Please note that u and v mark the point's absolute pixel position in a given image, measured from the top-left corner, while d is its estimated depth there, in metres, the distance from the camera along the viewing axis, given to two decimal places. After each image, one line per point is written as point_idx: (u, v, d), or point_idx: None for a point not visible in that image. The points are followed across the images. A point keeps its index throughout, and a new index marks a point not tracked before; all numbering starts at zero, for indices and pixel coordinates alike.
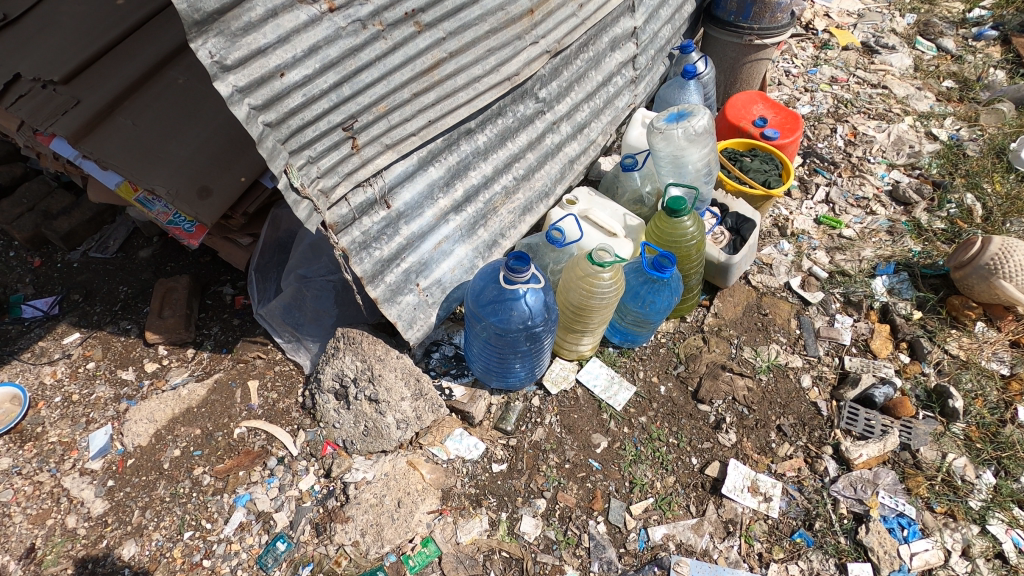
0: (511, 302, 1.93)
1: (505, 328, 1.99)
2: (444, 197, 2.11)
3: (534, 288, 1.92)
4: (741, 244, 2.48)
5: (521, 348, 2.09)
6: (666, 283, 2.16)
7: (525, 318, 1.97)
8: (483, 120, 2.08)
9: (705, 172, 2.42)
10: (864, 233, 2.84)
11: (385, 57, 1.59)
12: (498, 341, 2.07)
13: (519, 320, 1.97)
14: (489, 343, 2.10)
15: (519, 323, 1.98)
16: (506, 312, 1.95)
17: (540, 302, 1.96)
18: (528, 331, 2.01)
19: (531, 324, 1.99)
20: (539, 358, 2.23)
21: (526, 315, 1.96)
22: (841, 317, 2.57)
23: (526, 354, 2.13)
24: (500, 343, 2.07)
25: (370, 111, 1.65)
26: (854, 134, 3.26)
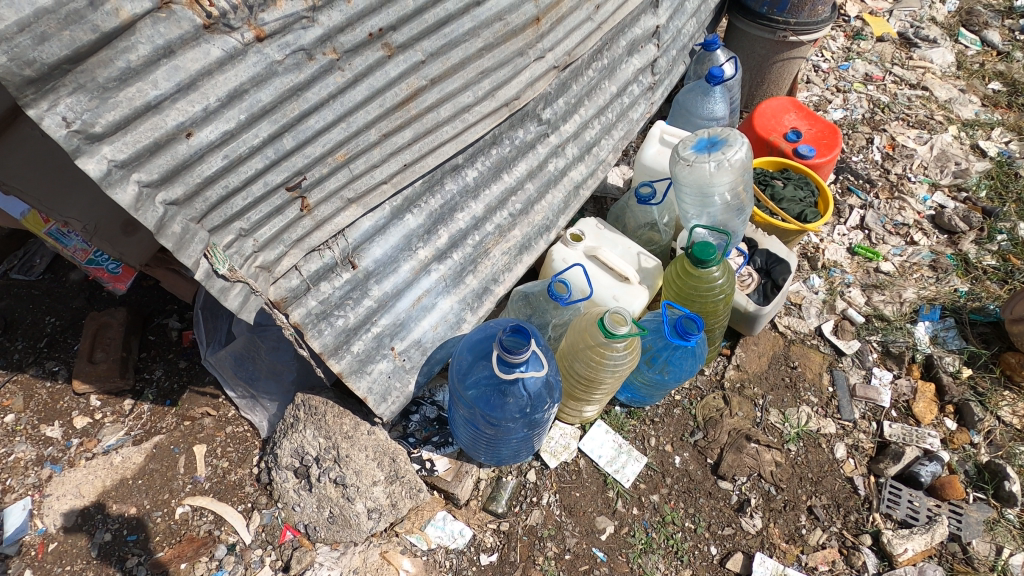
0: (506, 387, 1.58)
1: (498, 415, 1.63)
2: (425, 246, 1.72)
3: (535, 372, 1.57)
4: (772, 291, 2.13)
5: (516, 435, 1.74)
6: (690, 351, 1.81)
7: (523, 406, 1.62)
8: (473, 152, 1.67)
9: (737, 207, 2.02)
10: (905, 268, 2.50)
11: (342, 94, 1.18)
12: (488, 427, 1.72)
13: (516, 407, 1.62)
14: (477, 427, 1.75)
15: (515, 411, 1.62)
16: (500, 398, 1.60)
17: (540, 387, 1.61)
18: (526, 419, 1.66)
19: (529, 411, 1.64)
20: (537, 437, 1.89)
21: (524, 403, 1.61)
22: (879, 372, 2.25)
23: (521, 440, 1.78)
24: (491, 429, 1.72)
25: (324, 162, 1.25)
26: (892, 146, 2.88)
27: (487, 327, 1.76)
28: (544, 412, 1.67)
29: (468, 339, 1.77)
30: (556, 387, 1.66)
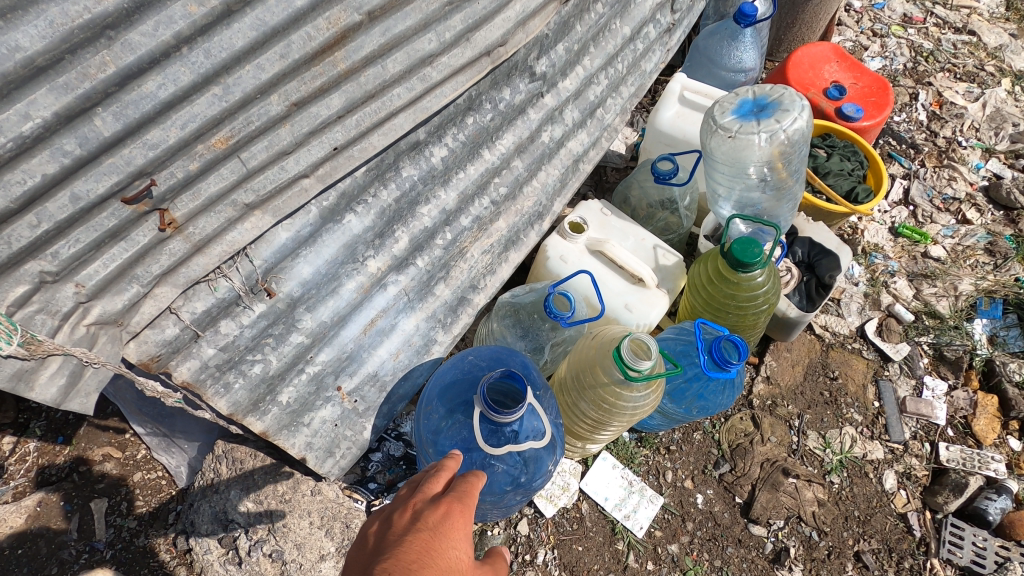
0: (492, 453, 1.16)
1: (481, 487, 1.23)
2: (377, 255, 1.25)
3: (530, 434, 1.15)
4: (819, 291, 1.72)
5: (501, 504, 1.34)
6: (726, 382, 1.41)
7: (513, 474, 1.21)
8: (441, 123, 1.19)
9: (782, 191, 1.58)
10: (958, 253, 2.12)
11: (204, 36, 0.73)
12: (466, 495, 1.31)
13: (505, 477, 1.21)
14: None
15: (504, 481, 1.22)
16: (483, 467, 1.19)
17: (539, 451, 1.20)
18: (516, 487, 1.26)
19: (523, 479, 1.23)
20: None
21: (516, 470, 1.21)
22: (932, 382, 1.90)
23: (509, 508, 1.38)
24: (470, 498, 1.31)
25: (194, 152, 0.78)
26: (939, 103, 2.44)
27: (462, 363, 1.33)
28: (541, 478, 1.28)
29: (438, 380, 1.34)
30: (557, 447, 1.25)
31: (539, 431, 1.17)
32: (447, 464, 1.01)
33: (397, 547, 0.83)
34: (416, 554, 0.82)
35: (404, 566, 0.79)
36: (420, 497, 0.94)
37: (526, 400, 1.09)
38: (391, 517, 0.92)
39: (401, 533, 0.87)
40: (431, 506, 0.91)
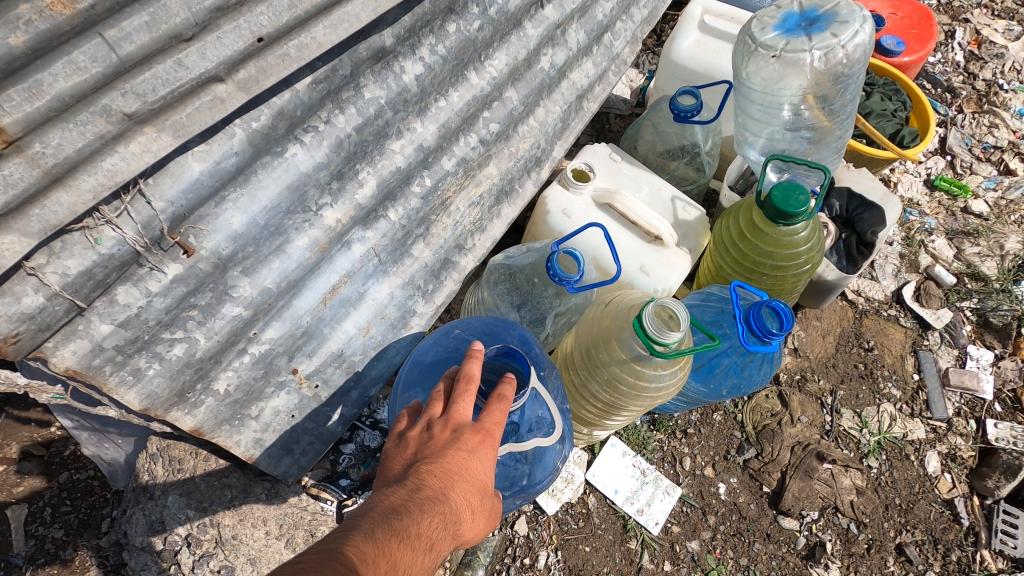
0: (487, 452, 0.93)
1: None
2: (336, 204, 0.97)
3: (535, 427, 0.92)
4: (862, 249, 1.48)
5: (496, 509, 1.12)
6: (764, 358, 1.18)
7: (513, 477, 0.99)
8: (413, 26, 0.91)
9: (827, 129, 1.32)
10: (1001, 208, 1.89)
11: None
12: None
13: (503, 479, 0.99)
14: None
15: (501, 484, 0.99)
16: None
17: (546, 447, 0.97)
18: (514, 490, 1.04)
19: (524, 482, 1.01)
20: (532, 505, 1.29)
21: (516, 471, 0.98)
22: (977, 351, 1.69)
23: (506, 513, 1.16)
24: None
25: (15, 17, 0.53)
26: (977, 42, 2.19)
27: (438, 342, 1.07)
28: (546, 479, 1.05)
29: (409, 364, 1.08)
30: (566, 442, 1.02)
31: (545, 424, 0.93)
32: (477, 369, 0.80)
33: (428, 454, 0.75)
34: (453, 466, 0.74)
35: (441, 482, 0.73)
36: (454, 410, 0.78)
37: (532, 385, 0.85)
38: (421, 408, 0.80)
39: (439, 448, 0.75)
40: (470, 427, 0.76)
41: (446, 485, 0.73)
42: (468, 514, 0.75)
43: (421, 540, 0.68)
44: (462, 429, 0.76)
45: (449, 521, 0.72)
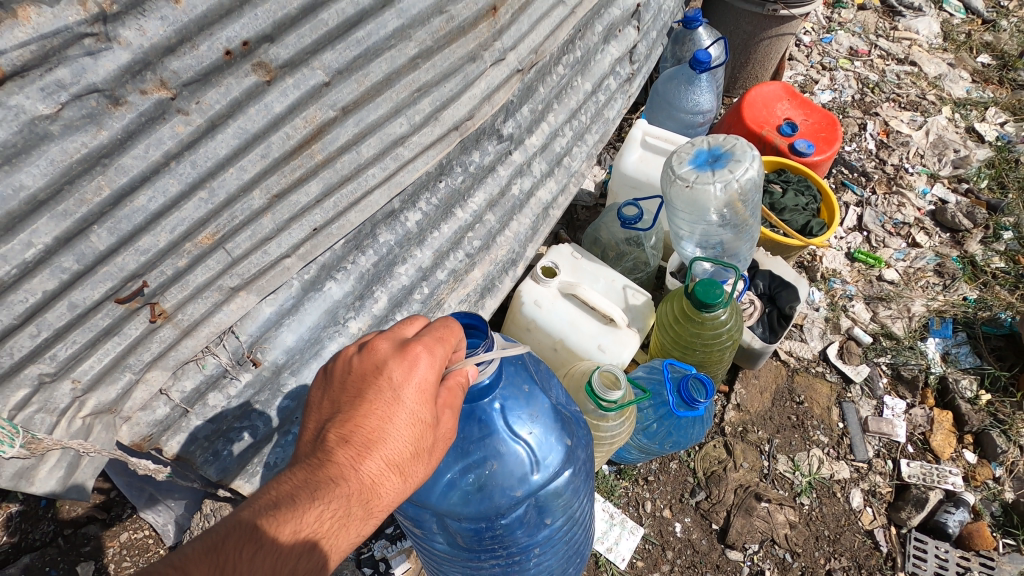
0: (483, 442, 1.04)
1: (488, 505, 1.08)
2: (358, 317, 1.29)
3: (514, 397, 1.06)
4: (780, 322, 1.81)
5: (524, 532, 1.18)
6: (696, 418, 1.48)
7: (522, 471, 1.07)
8: (414, 191, 1.25)
9: (740, 232, 1.68)
10: (909, 276, 2.24)
11: (191, 150, 0.76)
12: (477, 534, 1.14)
13: (511, 478, 1.07)
14: (457, 542, 1.17)
15: (513, 483, 1.07)
16: (481, 470, 1.05)
17: (540, 422, 1.08)
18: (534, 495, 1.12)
19: (534, 475, 1.08)
20: (570, 542, 1.33)
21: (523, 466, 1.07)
22: (891, 401, 2.00)
23: (539, 536, 1.21)
24: (480, 534, 1.14)
25: (181, 250, 0.82)
26: (885, 133, 2.60)
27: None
28: (560, 471, 1.13)
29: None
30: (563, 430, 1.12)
31: (526, 397, 1.07)
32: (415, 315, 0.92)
33: (350, 417, 0.82)
34: (371, 437, 0.80)
35: (355, 458, 0.79)
36: (380, 343, 0.86)
37: (488, 349, 0.93)
38: (354, 356, 0.87)
39: (357, 398, 0.83)
40: (387, 364, 0.83)
41: (361, 456, 0.80)
42: (384, 488, 0.81)
43: (303, 537, 0.74)
44: (391, 387, 0.82)
45: (358, 499, 0.79)
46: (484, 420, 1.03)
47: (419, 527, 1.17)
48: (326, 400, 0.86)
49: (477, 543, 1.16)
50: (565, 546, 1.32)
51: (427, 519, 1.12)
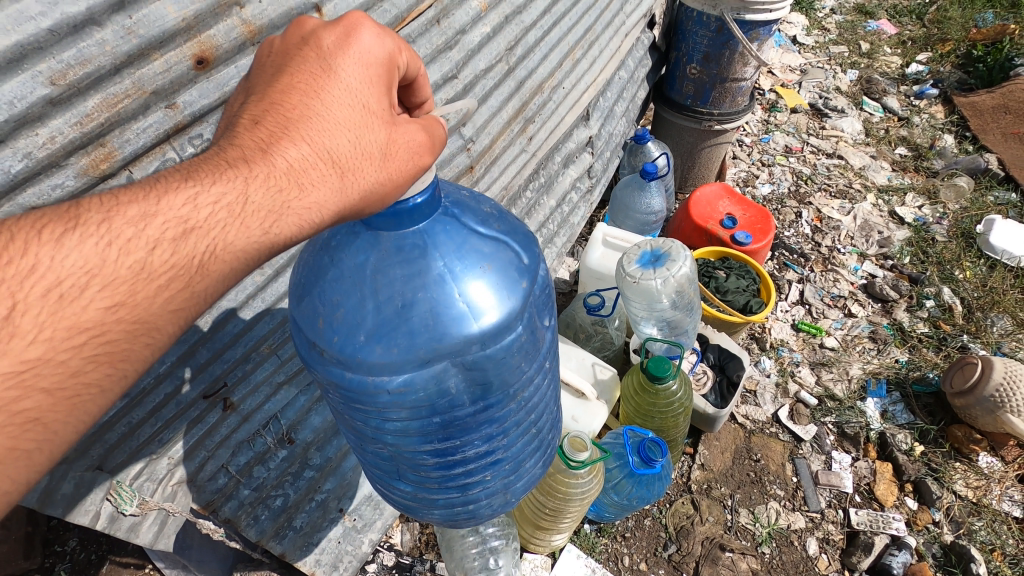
0: (467, 243, 1.01)
1: (510, 308, 1.04)
2: None
3: (461, 201, 1.07)
4: (728, 390, 2.12)
5: (523, 367, 1.19)
6: (656, 474, 1.75)
7: (514, 260, 1.06)
8: None
9: (686, 314, 2.02)
10: (848, 342, 2.57)
11: (262, 291, 1.17)
12: (480, 374, 1.12)
13: (510, 268, 1.05)
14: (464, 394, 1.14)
15: (516, 273, 1.05)
16: (483, 269, 1.01)
17: (499, 214, 1.11)
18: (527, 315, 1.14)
19: (525, 261, 1.08)
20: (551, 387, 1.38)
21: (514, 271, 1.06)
22: (838, 455, 2.26)
23: (543, 363, 1.25)
24: (484, 375, 1.13)
25: (249, 359, 1.19)
26: (819, 218, 3.01)
27: (299, 267, 1.08)
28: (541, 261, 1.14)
29: (295, 300, 1.07)
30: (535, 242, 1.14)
31: (470, 200, 1.10)
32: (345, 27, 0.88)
33: (267, 98, 0.78)
34: (295, 118, 0.77)
35: (278, 141, 0.75)
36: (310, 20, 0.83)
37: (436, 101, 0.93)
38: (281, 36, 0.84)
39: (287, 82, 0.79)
40: (316, 56, 0.80)
41: (285, 132, 0.75)
42: (313, 176, 0.76)
43: (213, 204, 0.70)
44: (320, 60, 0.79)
45: (287, 177, 0.74)
46: (456, 228, 1.01)
47: (411, 398, 1.11)
48: (252, 81, 0.81)
49: (477, 387, 1.15)
50: (544, 396, 1.35)
51: (430, 373, 1.07)
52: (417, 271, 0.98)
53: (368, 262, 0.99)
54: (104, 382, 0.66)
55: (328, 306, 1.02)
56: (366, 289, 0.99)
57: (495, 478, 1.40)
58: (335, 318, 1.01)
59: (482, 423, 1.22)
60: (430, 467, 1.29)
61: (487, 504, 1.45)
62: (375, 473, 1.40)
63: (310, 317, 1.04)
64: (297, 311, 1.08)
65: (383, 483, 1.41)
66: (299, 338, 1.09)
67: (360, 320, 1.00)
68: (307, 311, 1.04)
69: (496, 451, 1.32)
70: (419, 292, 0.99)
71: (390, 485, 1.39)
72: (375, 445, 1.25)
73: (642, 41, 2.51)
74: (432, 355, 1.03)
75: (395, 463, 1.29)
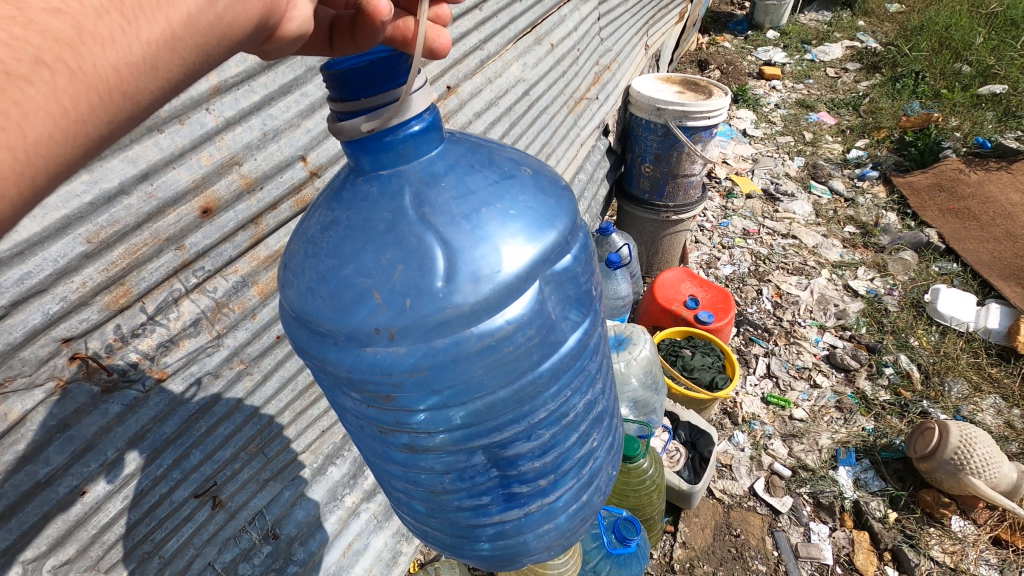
0: (495, 171, 0.94)
1: (559, 229, 0.95)
2: (352, 492, 1.65)
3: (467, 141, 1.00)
4: (701, 465, 2.21)
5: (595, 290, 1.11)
6: (633, 553, 1.80)
7: (549, 187, 0.99)
8: None
9: (653, 394, 2.14)
10: (815, 412, 2.68)
11: (252, 394, 1.26)
12: (557, 322, 0.99)
13: (548, 197, 0.97)
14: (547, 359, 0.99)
15: (556, 198, 0.98)
16: (517, 195, 0.92)
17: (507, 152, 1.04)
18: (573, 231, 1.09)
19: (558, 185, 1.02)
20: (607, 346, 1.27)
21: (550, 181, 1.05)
22: (816, 526, 2.31)
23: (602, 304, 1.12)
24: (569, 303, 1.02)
25: (237, 458, 1.29)
26: (779, 294, 3.22)
27: (307, 262, 0.91)
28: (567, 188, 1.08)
29: (320, 296, 0.89)
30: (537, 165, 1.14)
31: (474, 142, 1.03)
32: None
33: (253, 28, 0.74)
34: None
35: None
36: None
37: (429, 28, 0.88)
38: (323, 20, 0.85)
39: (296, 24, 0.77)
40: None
41: None
42: None
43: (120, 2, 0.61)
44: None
45: None
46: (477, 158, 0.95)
47: (506, 356, 0.94)
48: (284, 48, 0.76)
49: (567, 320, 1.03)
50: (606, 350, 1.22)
51: (528, 313, 0.93)
52: (470, 189, 0.89)
53: (416, 202, 0.87)
54: (66, 52, 0.53)
55: (379, 266, 0.85)
56: (423, 229, 0.86)
57: (584, 470, 1.23)
58: (395, 275, 0.85)
59: (580, 373, 1.08)
60: (534, 456, 1.09)
61: (576, 508, 1.27)
62: (450, 503, 1.15)
63: (357, 294, 0.86)
64: (321, 308, 0.89)
65: (463, 512, 1.17)
66: (346, 332, 0.89)
67: (432, 263, 0.85)
68: (350, 293, 0.86)
69: (587, 418, 1.17)
70: (464, 224, 0.87)
71: (474, 511, 1.16)
72: (460, 450, 1.03)
73: (598, 147, 2.81)
74: (528, 277, 0.90)
75: (490, 465, 1.07)
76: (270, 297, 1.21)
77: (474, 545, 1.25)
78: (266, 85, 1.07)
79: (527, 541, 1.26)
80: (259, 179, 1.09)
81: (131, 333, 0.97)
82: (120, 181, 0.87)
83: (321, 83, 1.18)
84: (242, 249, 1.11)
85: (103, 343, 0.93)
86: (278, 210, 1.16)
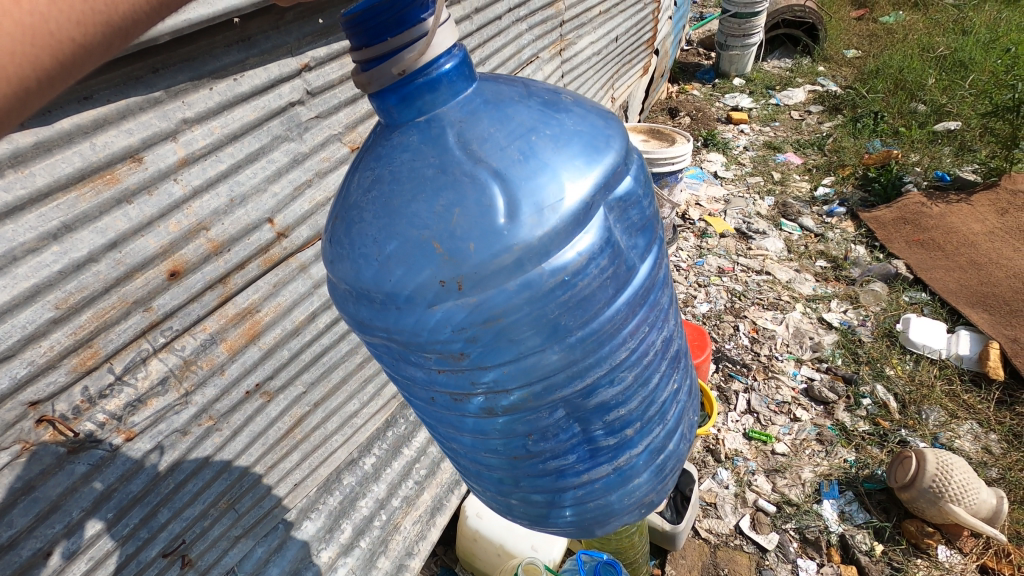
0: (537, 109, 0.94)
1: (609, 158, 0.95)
2: (328, 547, 1.64)
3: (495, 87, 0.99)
4: (683, 504, 2.23)
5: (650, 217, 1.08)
6: None
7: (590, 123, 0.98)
8: (367, 443, 1.76)
9: None
10: (797, 446, 2.69)
11: (222, 450, 1.29)
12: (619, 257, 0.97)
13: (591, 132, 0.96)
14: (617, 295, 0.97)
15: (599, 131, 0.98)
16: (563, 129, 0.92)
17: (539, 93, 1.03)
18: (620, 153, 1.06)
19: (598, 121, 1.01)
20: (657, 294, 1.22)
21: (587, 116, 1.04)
22: (804, 562, 2.29)
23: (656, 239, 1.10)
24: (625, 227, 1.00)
25: (207, 516, 1.30)
26: (755, 329, 3.28)
27: (360, 229, 0.92)
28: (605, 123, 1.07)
29: (376, 260, 0.88)
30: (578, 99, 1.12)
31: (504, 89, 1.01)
32: None
33: None
34: None
35: None
36: None
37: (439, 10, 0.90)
38: None
39: None
40: None
41: None
42: None
43: None
44: None
45: None
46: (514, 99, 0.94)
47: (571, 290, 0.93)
48: None
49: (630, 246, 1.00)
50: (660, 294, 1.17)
51: (596, 242, 0.93)
52: (505, 127, 0.89)
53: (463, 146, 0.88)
54: None
55: (432, 216, 0.85)
56: (475, 168, 0.86)
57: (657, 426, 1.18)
58: (453, 224, 0.85)
59: (647, 307, 1.05)
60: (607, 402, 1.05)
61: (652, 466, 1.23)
62: (529, 469, 1.12)
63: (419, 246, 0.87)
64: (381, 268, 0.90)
65: (541, 479, 1.13)
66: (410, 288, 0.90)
67: (493, 203, 0.85)
68: (403, 252, 0.87)
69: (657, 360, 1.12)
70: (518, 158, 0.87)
71: (556, 475, 1.12)
72: (540, 407, 1.01)
73: None
74: (590, 203, 0.91)
75: (563, 416, 1.04)
76: (238, 353, 1.25)
77: (558, 512, 1.20)
78: (233, 154, 1.14)
79: (613, 501, 1.21)
80: (225, 242, 1.15)
81: (98, 394, 1.01)
82: (89, 250, 0.93)
83: (287, 149, 1.26)
84: (210, 308, 1.16)
85: (70, 405, 0.97)
86: (245, 270, 1.21)
